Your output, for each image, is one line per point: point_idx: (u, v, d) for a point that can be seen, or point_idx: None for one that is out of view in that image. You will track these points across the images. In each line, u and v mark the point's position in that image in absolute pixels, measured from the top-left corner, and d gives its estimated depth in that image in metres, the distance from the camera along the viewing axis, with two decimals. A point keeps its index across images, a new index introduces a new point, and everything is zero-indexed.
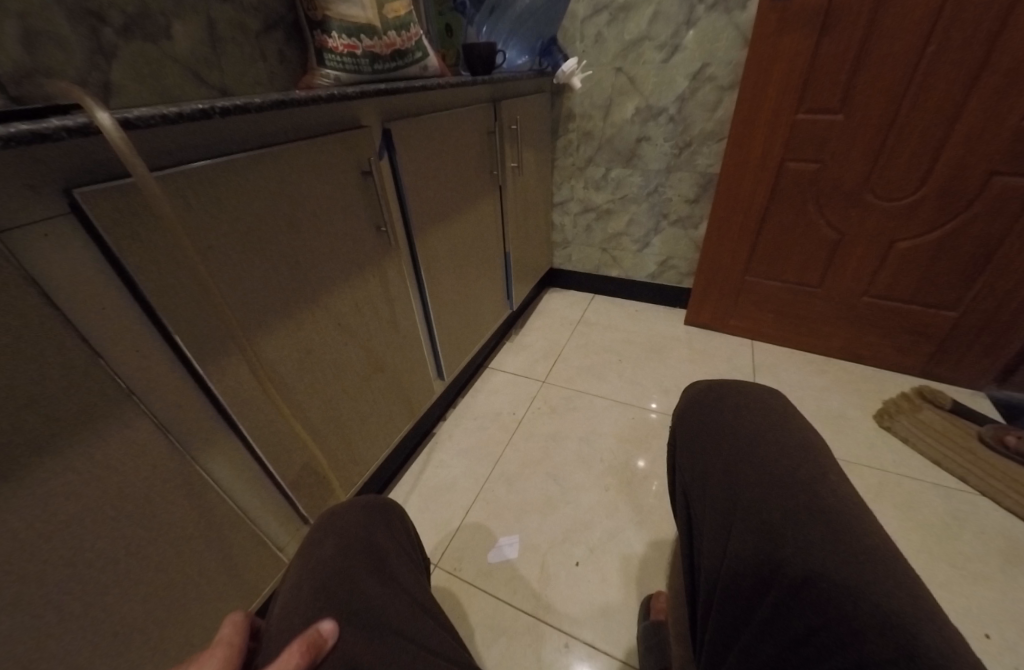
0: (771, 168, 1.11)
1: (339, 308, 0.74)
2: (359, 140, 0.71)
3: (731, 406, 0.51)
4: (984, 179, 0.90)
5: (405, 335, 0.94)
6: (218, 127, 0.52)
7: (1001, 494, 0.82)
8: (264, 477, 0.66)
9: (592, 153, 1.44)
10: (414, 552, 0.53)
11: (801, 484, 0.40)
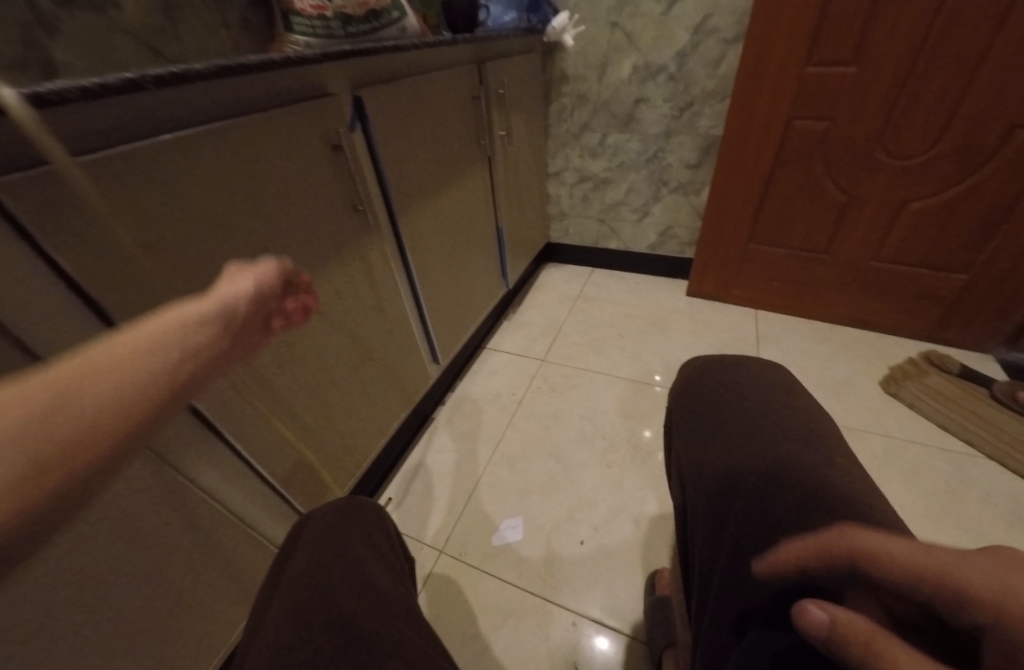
0: (777, 129, 1.06)
1: (319, 301, 0.68)
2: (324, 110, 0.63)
3: (773, 397, 0.50)
4: (1005, 133, 0.87)
5: (393, 324, 0.89)
6: (161, 100, 0.45)
7: (1006, 456, 0.85)
8: (254, 477, 0.63)
9: (587, 118, 1.36)
10: (403, 558, 0.47)
11: (807, 472, 0.41)
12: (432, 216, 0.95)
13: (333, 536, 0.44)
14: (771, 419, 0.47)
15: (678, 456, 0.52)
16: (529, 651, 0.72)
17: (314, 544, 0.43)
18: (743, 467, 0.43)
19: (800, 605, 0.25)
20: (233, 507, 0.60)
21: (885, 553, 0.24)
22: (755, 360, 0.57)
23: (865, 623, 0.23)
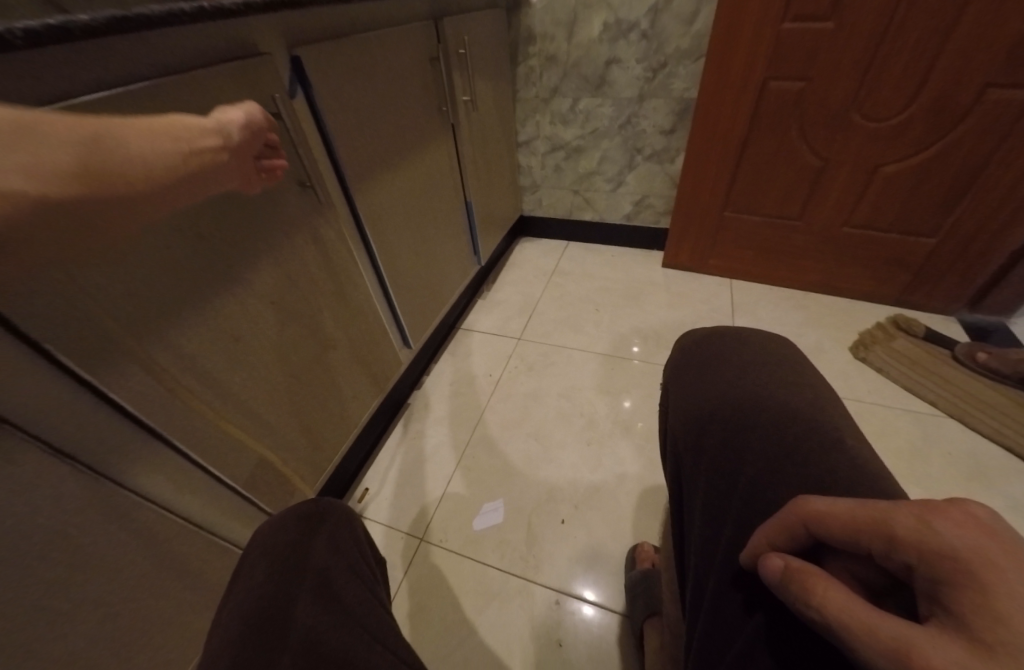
0: (752, 91, 1.02)
1: (266, 290, 0.63)
2: (258, 73, 0.56)
3: (769, 371, 0.49)
4: (979, 91, 0.86)
5: (356, 309, 0.83)
6: (42, 64, 0.37)
7: (966, 415, 0.88)
8: (213, 483, 0.59)
9: (557, 81, 1.28)
10: (374, 566, 0.44)
11: (810, 457, 0.40)
12: (392, 190, 0.88)
13: (288, 547, 0.39)
14: (765, 399, 0.46)
15: (673, 439, 0.51)
16: (514, 633, 0.72)
17: (269, 552, 0.39)
18: (748, 463, 0.42)
19: (764, 558, 0.31)
20: (191, 517, 0.56)
21: (831, 515, 0.29)
22: (747, 331, 0.56)
23: (807, 568, 0.28)
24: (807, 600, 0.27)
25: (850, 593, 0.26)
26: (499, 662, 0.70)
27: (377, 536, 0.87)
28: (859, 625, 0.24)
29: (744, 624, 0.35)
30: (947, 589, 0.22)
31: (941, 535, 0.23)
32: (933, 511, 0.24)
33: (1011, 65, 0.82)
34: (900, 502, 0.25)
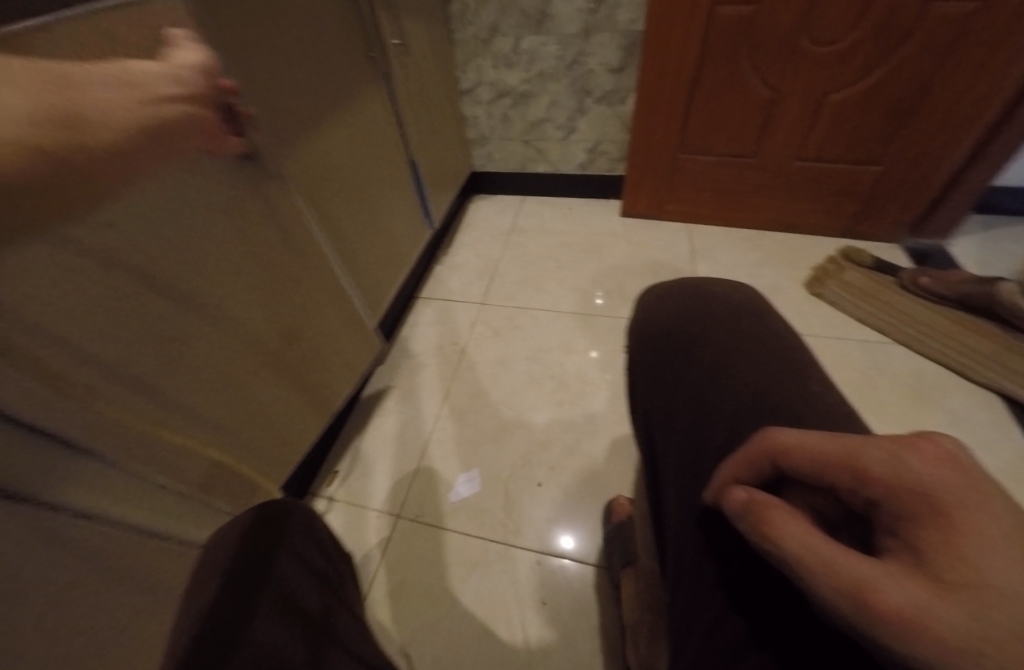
0: (699, 19, 0.96)
1: (205, 276, 0.56)
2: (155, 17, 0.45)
3: (728, 327, 0.48)
4: (924, 8, 0.83)
5: (307, 293, 0.76)
6: None
7: (913, 340, 0.93)
8: (161, 492, 0.54)
9: (495, 18, 1.17)
10: (335, 562, 0.41)
11: (773, 408, 0.39)
12: (325, 154, 0.79)
13: (248, 546, 0.33)
14: (730, 349, 0.45)
15: (641, 396, 0.50)
16: (498, 597, 0.74)
17: (225, 554, 0.33)
18: (710, 427, 0.41)
19: (729, 492, 0.30)
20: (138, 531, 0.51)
21: (800, 450, 0.28)
22: (707, 283, 0.54)
23: (770, 501, 0.27)
24: (763, 533, 0.27)
25: (810, 526, 0.25)
26: (485, 626, 0.71)
27: (354, 519, 0.85)
28: (819, 562, 0.23)
29: (711, 590, 0.35)
30: (906, 523, 0.21)
31: (908, 468, 0.21)
32: (906, 445, 0.22)
33: None
34: (875, 437, 0.24)
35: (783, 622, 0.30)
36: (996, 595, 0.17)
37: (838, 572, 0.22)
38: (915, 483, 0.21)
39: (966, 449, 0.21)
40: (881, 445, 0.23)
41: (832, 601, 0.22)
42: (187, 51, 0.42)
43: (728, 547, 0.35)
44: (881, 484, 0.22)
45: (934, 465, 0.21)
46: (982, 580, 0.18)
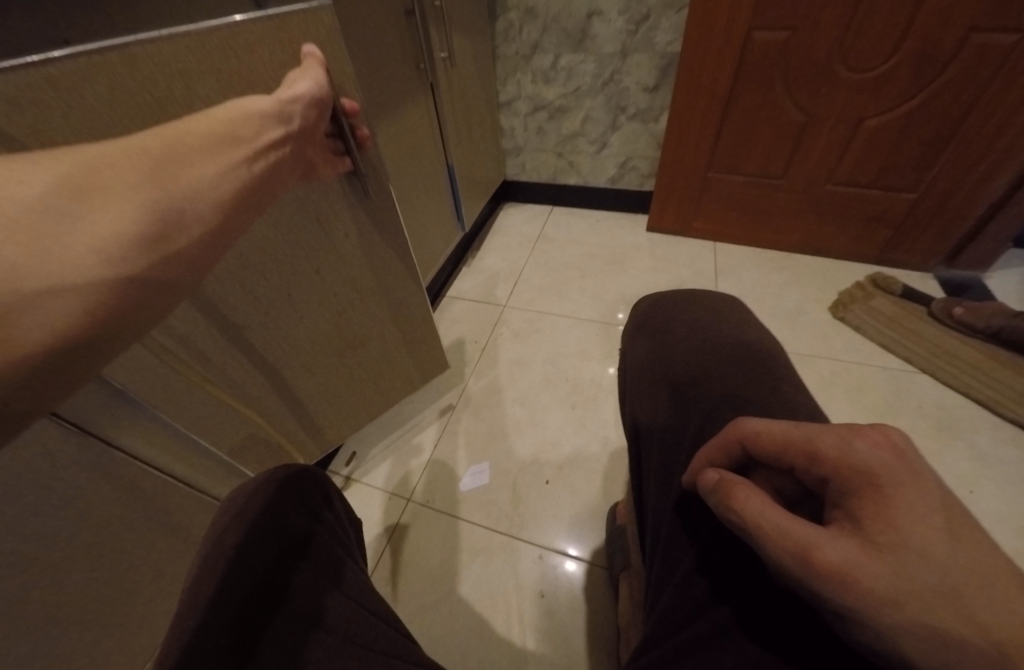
0: (735, 42, 0.98)
1: (286, 271, 0.56)
2: (302, 30, 0.43)
3: (719, 335, 0.50)
4: (964, 36, 0.84)
5: (380, 310, 0.73)
6: None
7: (941, 370, 0.90)
8: (205, 453, 0.58)
9: (538, 36, 1.23)
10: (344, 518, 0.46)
11: (754, 398, 0.43)
12: None
13: (273, 510, 0.36)
14: (716, 350, 0.48)
15: (628, 390, 0.53)
16: (498, 587, 0.76)
17: (252, 508, 0.36)
18: (691, 423, 0.44)
19: (703, 472, 0.33)
20: None
21: (765, 434, 0.31)
22: (704, 294, 0.57)
23: (736, 479, 0.30)
24: (728, 504, 0.30)
25: (767, 502, 0.28)
26: (483, 613, 0.73)
27: (366, 498, 0.89)
28: (774, 529, 0.27)
29: (683, 561, 0.38)
30: (848, 495, 0.26)
31: (856, 451, 0.26)
32: (857, 434, 0.26)
33: (998, 9, 0.80)
34: (829, 425, 0.28)
35: (733, 586, 0.33)
36: (925, 565, 0.22)
37: (791, 535, 0.26)
38: (862, 464, 0.25)
39: (908, 438, 0.25)
40: (834, 431, 0.27)
41: (783, 561, 0.26)
42: (304, 84, 0.41)
43: (700, 528, 0.38)
44: (832, 465, 0.27)
45: (874, 447, 0.26)
46: (902, 541, 0.23)
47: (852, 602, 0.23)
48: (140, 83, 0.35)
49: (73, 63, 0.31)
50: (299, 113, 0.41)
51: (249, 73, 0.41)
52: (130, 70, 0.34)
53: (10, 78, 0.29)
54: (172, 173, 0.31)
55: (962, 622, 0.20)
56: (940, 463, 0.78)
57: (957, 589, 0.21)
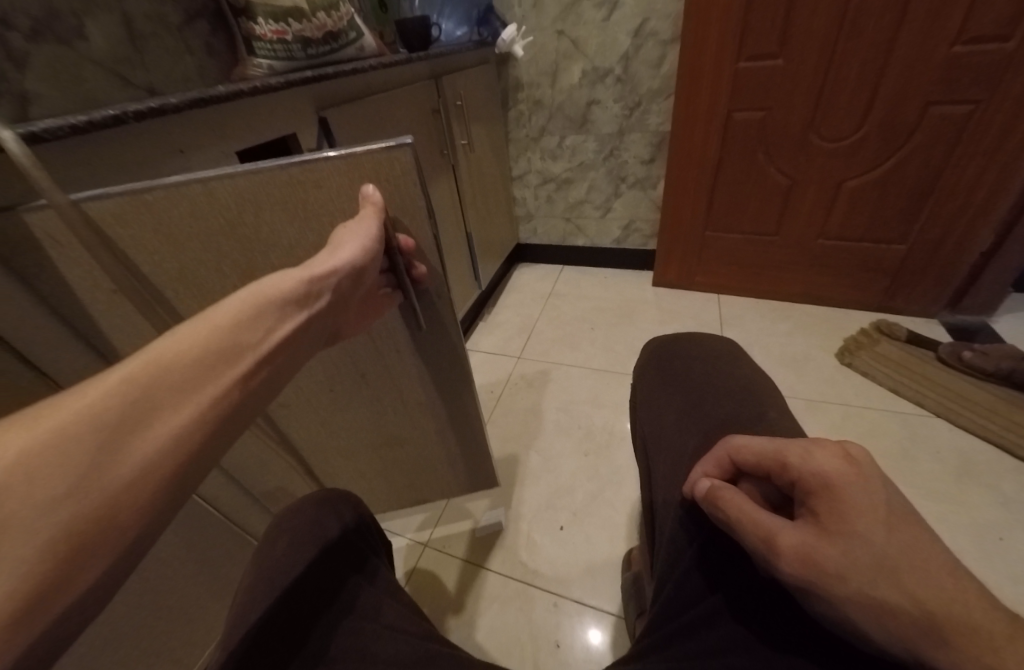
0: (717, 121, 1.12)
1: (339, 383, 0.61)
2: (374, 171, 0.43)
3: (713, 369, 0.56)
4: (923, 109, 0.95)
5: (431, 424, 0.69)
6: (136, 131, 0.51)
7: (955, 413, 0.90)
8: (238, 487, 0.64)
9: (544, 122, 1.42)
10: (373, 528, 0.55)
11: (746, 423, 0.47)
12: None
13: (312, 523, 0.50)
14: (710, 384, 0.54)
15: (638, 419, 0.58)
16: (513, 636, 0.74)
17: (298, 521, 0.50)
18: (689, 445, 0.49)
19: (696, 480, 0.40)
20: (210, 499, 0.62)
21: (751, 449, 0.38)
22: (698, 334, 0.63)
23: (723, 485, 0.38)
24: (716, 506, 0.38)
25: (747, 502, 0.36)
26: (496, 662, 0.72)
27: None
28: (754, 525, 0.35)
29: (686, 554, 0.43)
30: (812, 497, 0.33)
31: (815, 460, 0.34)
32: (818, 446, 0.34)
33: (948, 87, 0.91)
34: (797, 441, 0.36)
35: (728, 579, 0.40)
36: (864, 547, 0.30)
37: (765, 529, 0.34)
38: (821, 472, 0.33)
39: (869, 455, 0.33)
40: (799, 445, 0.35)
41: (759, 549, 0.35)
42: (345, 254, 0.40)
43: (702, 523, 0.43)
44: (798, 471, 0.34)
45: (829, 457, 0.33)
46: (852, 534, 0.31)
47: (810, 579, 0.32)
48: (214, 207, 0.42)
49: (164, 191, 0.40)
50: (331, 287, 0.40)
51: (314, 202, 0.44)
52: (208, 199, 0.41)
53: (113, 200, 0.39)
54: (160, 412, 0.30)
55: (897, 593, 0.29)
56: (964, 508, 0.76)
57: (893, 569, 0.29)
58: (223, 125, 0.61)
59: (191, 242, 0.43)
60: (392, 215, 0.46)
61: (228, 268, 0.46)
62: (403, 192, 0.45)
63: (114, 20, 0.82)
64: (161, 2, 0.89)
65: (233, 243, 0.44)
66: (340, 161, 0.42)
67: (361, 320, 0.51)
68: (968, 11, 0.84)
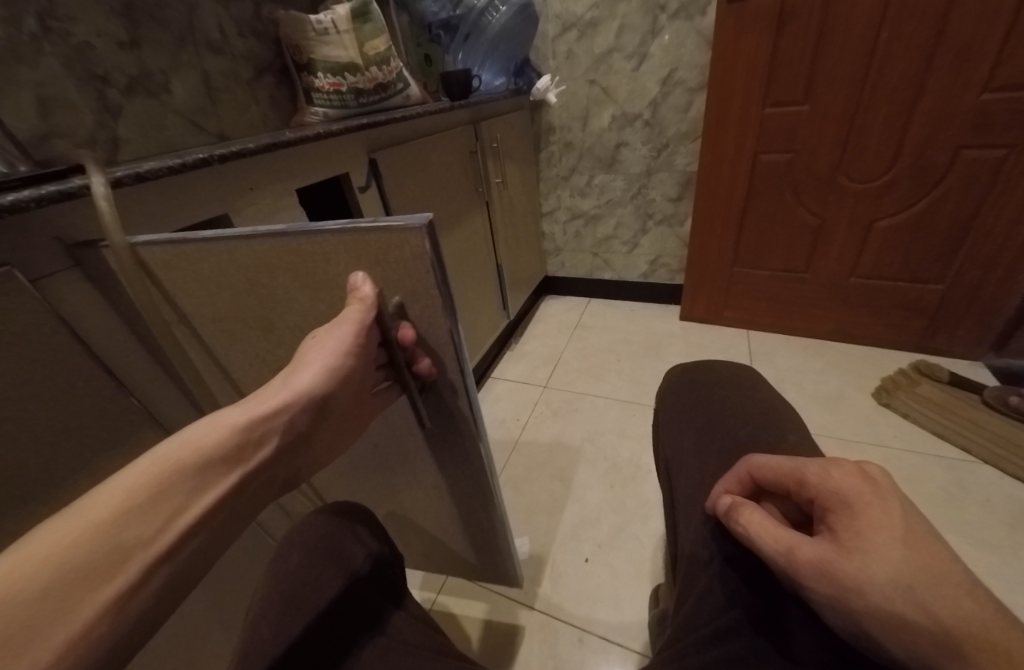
0: (745, 162, 1.16)
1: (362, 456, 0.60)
2: (381, 251, 0.35)
3: (725, 392, 0.63)
4: (955, 152, 0.96)
5: (447, 505, 0.60)
6: (215, 173, 0.59)
7: (1002, 460, 0.86)
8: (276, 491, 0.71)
9: (574, 162, 1.49)
10: (387, 548, 0.58)
11: (769, 442, 0.52)
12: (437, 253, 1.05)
13: (326, 536, 0.55)
14: (733, 412, 0.59)
15: (663, 448, 0.63)
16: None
17: (313, 534, 0.55)
18: (706, 460, 0.54)
19: (718, 496, 0.43)
20: None
21: (770, 467, 0.42)
22: (717, 363, 0.70)
23: (742, 501, 0.41)
24: (736, 520, 0.40)
25: (766, 517, 0.39)
26: None
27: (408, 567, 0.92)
28: (771, 536, 0.37)
29: (708, 568, 0.44)
30: (832, 513, 0.36)
31: (834, 479, 0.37)
32: (834, 466, 0.37)
33: (980, 132, 0.92)
34: (813, 461, 0.39)
35: (745, 595, 0.41)
36: (880, 561, 0.32)
37: (782, 542, 0.37)
38: (839, 490, 0.36)
39: (882, 471, 0.35)
40: (818, 464, 0.38)
41: (775, 559, 0.37)
42: (306, 378, 0.37)
43: (722, 544, 0.45)
44: (817, 488, 0.37)
45: (844, 476, 0.36)
46: (867, 548, 0.33)
47: (828, 592, 0.33)
48: (233, 265, 0.41)
49: (194, 248, 0.41)
50: (282, 426, 0.37)
51: (322, 276, 0.38)
52: (230, 258, 0.41)
53: (153, 250, 0.44)
54: None
55: (917, 612, 0.30)
56: (1019, 562, 0.71)
57: (910, 586, 0.31)
58: (285, 169, 0.70)
59: (218, 291, 0.45)
60: (399, 301, 0.38)
61: (250, 319, 0.47)
62: (415, 277, 0.36)
63: (195, 76, 0.93)
64: (235, 60, 1.00)
65: (251, 300, 0.44)
66: (342, 236, 0.35)
67: (343, 431, 0.45)
68: (996, 60, 0.86)
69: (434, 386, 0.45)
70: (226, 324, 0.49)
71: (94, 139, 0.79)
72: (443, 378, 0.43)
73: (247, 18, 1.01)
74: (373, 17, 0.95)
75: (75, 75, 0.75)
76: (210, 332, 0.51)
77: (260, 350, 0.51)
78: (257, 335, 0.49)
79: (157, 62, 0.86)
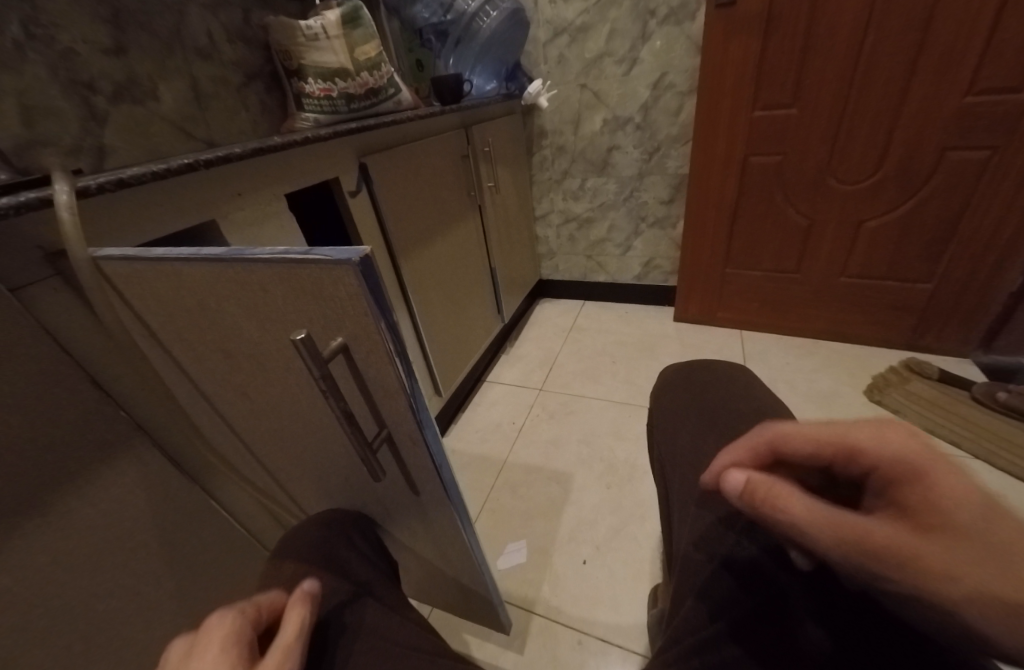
0: (735, 165, 1.17)
1: (331, 486, 0.57)
2: (317, 287, 0.31)
3: (724, 389, 0.63)
4: (939, 153, 0.98)
5: (427, 542, 0.55)
6: (202, 180, 0.58)
7: (993, 455, 0.87)
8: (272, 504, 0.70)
9: (567, 166, 1.50)
10: (379, 561, 0.57)
11: None
12: (429, 257, 1.04)
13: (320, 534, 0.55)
14: (730, 410, 0.59)
15: (661, 448, 0.62)
16: None
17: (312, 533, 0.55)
18: (701, 459, 0.54)
19: (728, 473, 0.34)
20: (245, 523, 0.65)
21: (799, 435, 0.34)
22: (718, 362, 0.70)
23: (769, 480, 0.32)
24: (773, 505, 0.31)
25: (812, 499, 0.30)
26: None
27: None
28: (825, 525, 0.29)
29: (706, 566, 0.44)
30: (900, 485, 0.29)
31: (891, 444, 0.30)
32: (888, 426, 0.31)
33: (963, 133, 0.95)
34: (860, 421, 0.31)
35: (742, 592, 0.41)
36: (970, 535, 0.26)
37: (847, 530, 0.28)
38: (902, 456, 0.29)
39: None
40: (869, 425, 0.31)
41: (834, 552, 0.29)
42: None
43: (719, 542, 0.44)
44: (877, 456, 0.30)
45: (907, 439, 0.30)
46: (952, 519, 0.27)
47: (906, 581, 0.27)
48: (184, 285, 0.39)
49: (150, 266, 0.40)
50: None
51: (264, 306, 0.35)
52: (177, 278, 0.39)
53: (112, 262, 0.42)
54: None
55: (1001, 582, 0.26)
56: None
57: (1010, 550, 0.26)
58: (274, 173, 0.69)
59: (178, 308, 0.43)
60: (340, 342, 0.33)
61: (209, 343, 0.44)
62: (354, 316, 0.31)
63: (184, 83, 0.92)
64: (224, 66, 0.99)
65: (206, 322, 0.42)
66: (274, 266, 0.31)
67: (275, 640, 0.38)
68: (980, 61, 0.88)
69: (388, 432, 0.40)
70: (189, 345, 0.47)
71: (80, 147, 0.77)
72: (395, 424, 0.39)
73: (237, 23, 1.00)
74: (364, 22, 0.94)
75: (59, 83, 0.74)
76: (174, 345, 0.48)
77: (224, 374, 0.47)
78: (220, 356, 0.45)
79: (144, 68, 0.85)
